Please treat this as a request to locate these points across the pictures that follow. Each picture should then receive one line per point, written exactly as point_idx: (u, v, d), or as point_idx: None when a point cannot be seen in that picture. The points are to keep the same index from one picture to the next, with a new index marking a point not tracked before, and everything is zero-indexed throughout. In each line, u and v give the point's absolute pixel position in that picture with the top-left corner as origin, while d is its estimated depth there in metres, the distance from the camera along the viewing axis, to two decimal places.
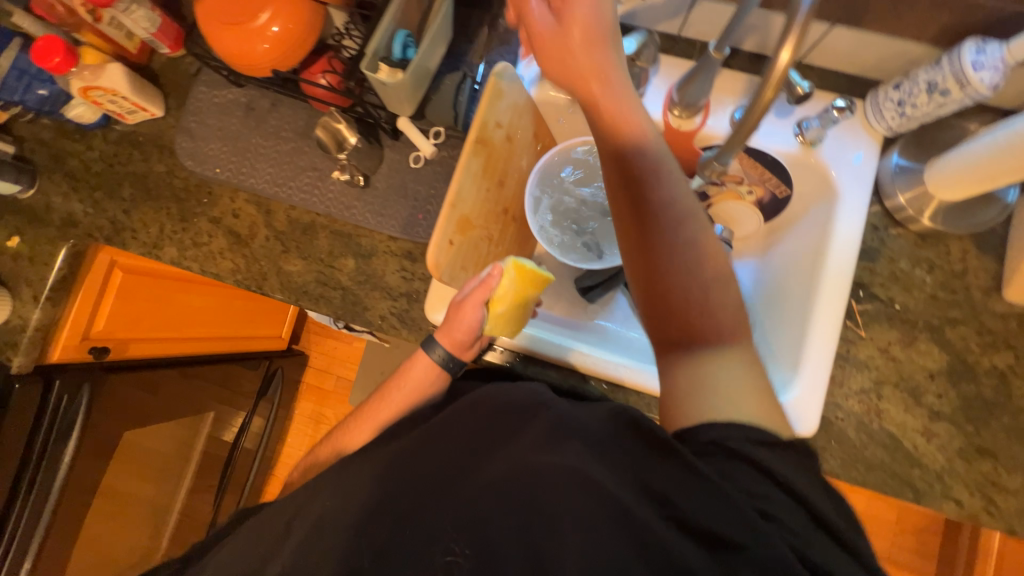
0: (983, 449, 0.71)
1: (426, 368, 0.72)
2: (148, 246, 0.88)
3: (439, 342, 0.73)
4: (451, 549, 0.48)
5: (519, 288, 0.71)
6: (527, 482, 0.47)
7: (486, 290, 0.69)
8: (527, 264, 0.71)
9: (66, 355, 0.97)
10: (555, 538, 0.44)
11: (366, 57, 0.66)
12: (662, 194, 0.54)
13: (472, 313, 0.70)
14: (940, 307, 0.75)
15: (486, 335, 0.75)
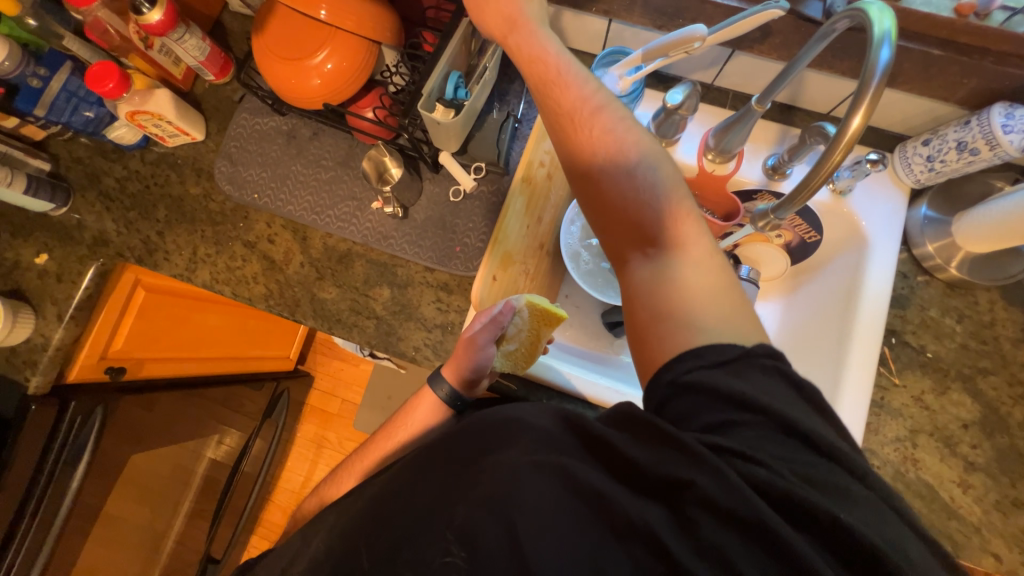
0: (1020, 502, 0.71)
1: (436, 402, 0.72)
2: (181, 268, 0.88)
3: (445, 377, 0.72)
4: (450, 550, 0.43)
5: (530, 327, 0.72)
6: (508, 490, 0.42)
7: (496, 328, 0.69)
8: (540, 302, 0.71)
9: (83, 375, 0.95)
10: (540, 541, 0.41)
11: (424, 97, 0.68)
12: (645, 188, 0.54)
13: (480, 351, 0.69)
14: (971, 357, 0.77)
15: (493, 371, 0.75)
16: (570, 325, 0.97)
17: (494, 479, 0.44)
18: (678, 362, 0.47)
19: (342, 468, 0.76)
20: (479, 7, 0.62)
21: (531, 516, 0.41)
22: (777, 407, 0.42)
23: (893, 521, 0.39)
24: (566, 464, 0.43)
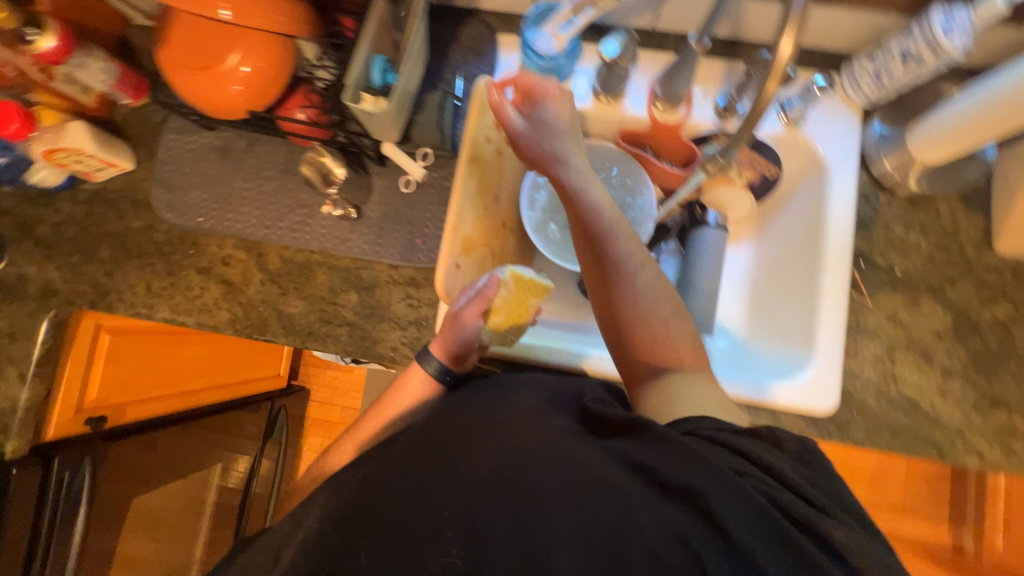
0: (997, 400, 0.74)
1: (420, 381, 0.71)
2: (138, 305, 0.84)
3: (433, 354, 0.71)
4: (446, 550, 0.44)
5: (516, 297, 0.71)
6: (526, 469, 0.46)
7: (482, 301, 0.68)
8: (524, 273, 0.71)
9: (64, 431, 0.92)
10: (549, 520, 0.43)
11: (348, 87, 0.64)
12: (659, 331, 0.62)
13: (467, 326, 0.67)
14: (938, 267, 0.77)
15: (483, 343, 0.73)
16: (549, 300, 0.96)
17: (489, 456, 0.48)
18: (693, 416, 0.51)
19: (320, 454, 0.75)
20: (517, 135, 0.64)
21: (524, 494, 0.44)
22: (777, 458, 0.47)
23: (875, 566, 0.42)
24: (554, 440, 0.49)
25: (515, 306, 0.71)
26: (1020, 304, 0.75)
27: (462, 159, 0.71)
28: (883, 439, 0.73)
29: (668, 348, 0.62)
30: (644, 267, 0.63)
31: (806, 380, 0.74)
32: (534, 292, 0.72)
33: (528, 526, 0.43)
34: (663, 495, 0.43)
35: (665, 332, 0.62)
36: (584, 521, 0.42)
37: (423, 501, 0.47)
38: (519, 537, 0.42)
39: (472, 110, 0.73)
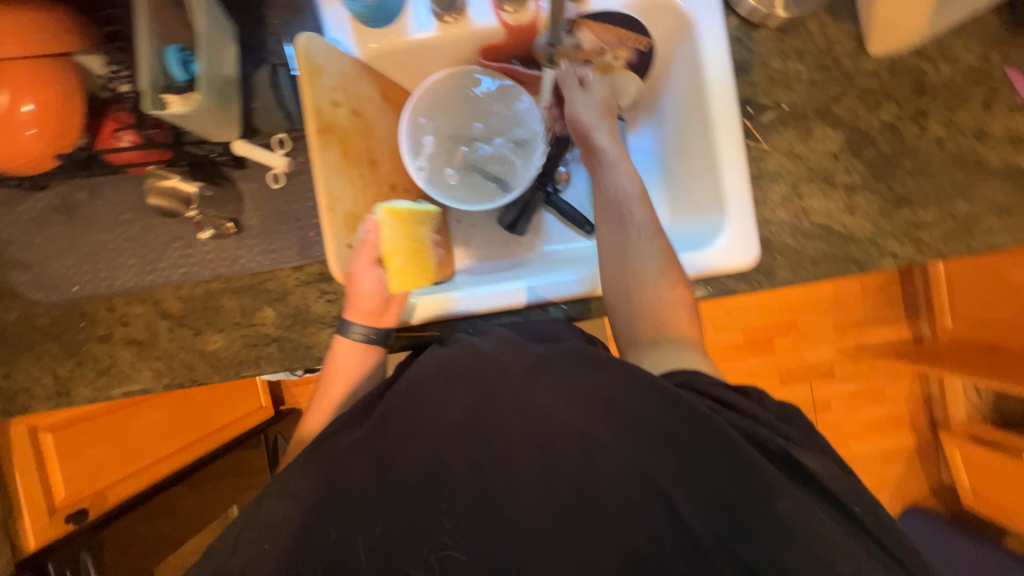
0: (899, 199, 0.77)
1: (350, 353, 0.71)
2: (53, 396, 0.78)
3: (353, 321, 0.71)
4: (441, 545, 0.51)
5: (403, 234, 0.68)
6: (499, 437, 0.53)
7: (368, 249, 0.67)
8: (399, 207, 0.68)
9: (46, 536, 0.92)
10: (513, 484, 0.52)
11: (142, 92, 0.56)
12: (656, 296, 0.67)
13: (364, 276, 0.68)
14: (822, 89, 0.77)
15: (396, 295, 0.71)
16: (472, 247, 0.99)
17: (453, 414, 0.55)
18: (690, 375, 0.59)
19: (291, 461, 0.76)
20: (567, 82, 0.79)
21: (485, 451, 0.53)
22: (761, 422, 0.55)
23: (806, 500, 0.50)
24: (516, 392, 0.54)
25: (405, 243, 0.69)
26: (901, 100, 0.77)
27: (310, 133, 0.63)
28: (808, 271, 0.77)
29: (664, 319, 0.67)
30: (654, 239, 0.70)
31: (723, 243, 0.75)
32: (419, 222, 0.72)
33: (495, 490, 0.52)
34: (619, 444, 0.51)
35: (663, 298, 0.67)
36: (547, 480, 0.51)
37: (389, 482, 0.53)
38: (486, 496, 0.52)
39: (301, 75, 0.63)
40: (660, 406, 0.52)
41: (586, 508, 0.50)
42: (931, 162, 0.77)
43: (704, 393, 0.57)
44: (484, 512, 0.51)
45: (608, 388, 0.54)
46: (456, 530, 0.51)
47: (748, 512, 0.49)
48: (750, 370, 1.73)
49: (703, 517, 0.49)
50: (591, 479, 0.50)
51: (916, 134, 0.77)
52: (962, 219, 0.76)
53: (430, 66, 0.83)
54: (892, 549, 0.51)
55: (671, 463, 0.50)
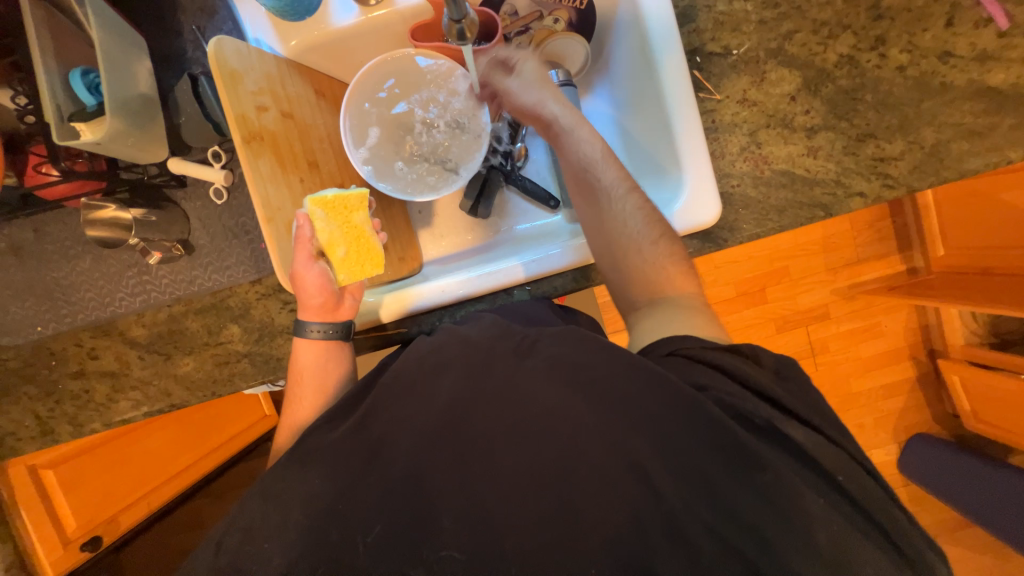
0: (863, 135, 0.73)
1: (312, 350, 0.68)
2: (39, 436, 0.79)
3: (310, 320, 0.69)
4: (442, 544, 0.50)
5: (338, 222, 0.67)
6: (480, 437, 0.52)
7: (304, 244, 0.64)
8: (326, 195, 0.65)
9: (63, 567, 0.97)
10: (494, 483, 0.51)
11: (51, 124, 0.54)
12: (649, 253, 0.66)
13: (307, 272, 0.65)
14: (773, 28, 0.73)
15: (348, 287, 0.70)
16: (440, 237, 0.96)
17: (441, 403, 0.55)
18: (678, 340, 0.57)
19: None
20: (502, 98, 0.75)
21: (461, 451, 0.52)
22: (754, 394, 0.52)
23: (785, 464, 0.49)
24: (503, 380, 0.54)
25: (342, 231, 0.67)
26: (858, 30, 0.72)
27: (238, 143, 0.60)
28: (773, 222, 0.74)
29: (655, 275, 0.65)
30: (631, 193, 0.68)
31: (680, 206, 0.72)
32: (354, 207, 0.69)
33: (471, 486, 0.51)
34: (600, 423, 0.50)
35: (655, 254, 0.66)
36: (530, 470, 0.51)
37: (374, 479, 0.53)
38: (469, 491, 0.51)
39: (217, 81, 0.60)
40: (642, 380, 0.51)
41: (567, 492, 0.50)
42: (894, 92, 0.73)
43: (698, 360, 0.55)
44: (473, 506, 0.51)
45: (594, 368, 0.53)
46: (453, 529, 0.50)
47: (734, 483, 0.48)
48: (745, 322, 1.72)
49: (690, 490, 0.48)
50: (568, 466, 0.50)
51: (876, 64, 0.73)
52: (930, 148, 0.73)
53: (363, 54, 0.80)
54: (872, 496, 0.50)
55: (651, 436, 0.49)
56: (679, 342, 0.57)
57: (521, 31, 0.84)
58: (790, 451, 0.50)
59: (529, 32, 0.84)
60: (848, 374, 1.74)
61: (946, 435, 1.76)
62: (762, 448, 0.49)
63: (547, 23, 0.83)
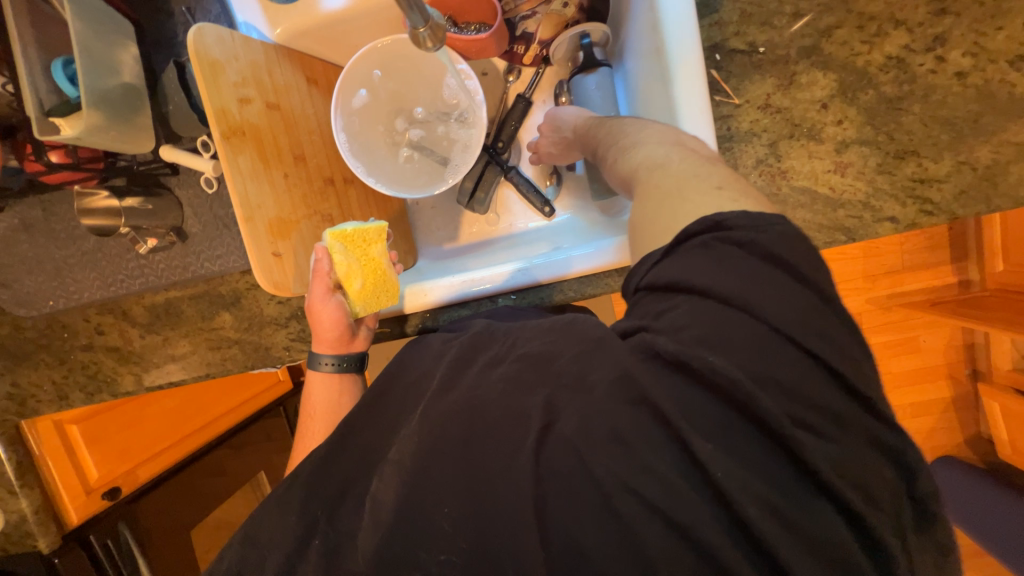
0: (903, 152, 0.64)
1: (325, 384, 0.69)
2: (56, 400, 0.85)
3: (323, 352, 0.70)
4: (439, 548, 0.42)
5: (356, 255, 0.68)
6: (445, 453, 0.44)
7: (323, 277, 0.67)
8: (346, 228, 0.67)
9: (86, 512, 1.04)
10: (464, 507, 0.42)
11: (30, 117, 0.54)
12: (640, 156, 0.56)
13: (325, 305, 0.68)
14: (809, 22, 0.64)
15: (362, 317, 0.72)
16: (436, 230, 0.94)
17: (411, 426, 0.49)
18: (641, 267, 0.47)
19: None
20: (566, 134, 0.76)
21: (430, 472, 0.44)
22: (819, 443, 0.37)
23: None
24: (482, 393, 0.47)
25: (360, 263, 0.68)
26: (914, 26, 0.62)
27: (216, 138, 0.59)
28: None
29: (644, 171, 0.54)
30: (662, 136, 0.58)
31: None
32: (373, 239, 0.69)
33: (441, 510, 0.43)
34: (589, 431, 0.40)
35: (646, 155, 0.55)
36: (520, 475, 0.41)
37: (348, 503, 0.49)
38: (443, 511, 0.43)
39: (195, 72, 0.57)
40: (614, 366, 0.42)
41: (576, 510, 0.39)
42: (948, 102, 0.63)
43: (657, 287, 0.44)
44: (460, 511, 0.42)
45: (565, 365, 0.45)
46: (449, 534, 0.42)
47: (792, 515, 0.37)
48: None
49: (740, 522, 0.36)
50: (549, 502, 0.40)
51: (929, 69, 0.63)
52: (984, 171, 0.63)
53: (360, 39, 0.76)
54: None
55: (660, 438, 0.39)
56: (639, 271, 0.48)
57: (526, 15, 0.76)
58: None
59: (535, 16, 0.77)
60: None
61: (979, 463, 1.62)
62: None
63: (555, 8, 0.75)
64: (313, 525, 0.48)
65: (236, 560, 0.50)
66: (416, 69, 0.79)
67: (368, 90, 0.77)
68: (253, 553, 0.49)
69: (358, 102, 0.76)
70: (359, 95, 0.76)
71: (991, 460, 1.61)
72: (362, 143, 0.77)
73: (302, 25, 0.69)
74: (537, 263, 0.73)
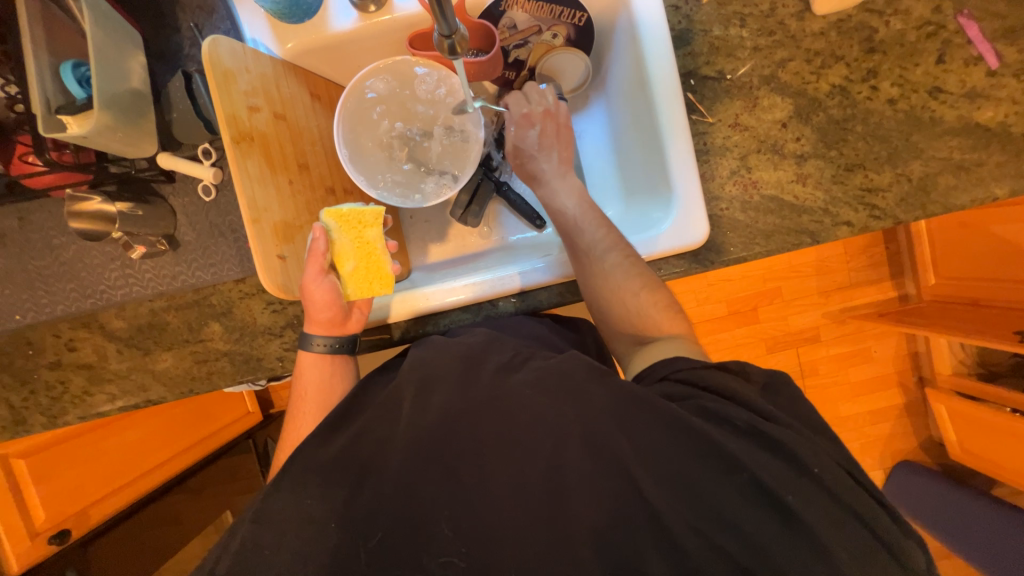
0: (851, 165, 0.74)
1: (317, 366, 0.68)
2: (11, 426, 0.78)
3: (315, 335, 0.68)
4: (442, 550, 0.47)
5: (350, 236, 0.69)
6: (473, 460, 0.49)
7: (318, 257, 0.65)
8: (343, 208, 0.68)
9: (28, 558, 0.92)
10: (486, 512, 0.47)
11: (36, 114, 0.58)
12: (624, 299, 0.68)
13: (317, 286, 0.66)
14: (767, 56, 0.74)
15: (357, 302, 0.70)
16: (430, 243, 0.96)
17: (433, 419, 0.51)
18: (671, 360, 0.59)
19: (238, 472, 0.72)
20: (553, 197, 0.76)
21: (454, 473, 0.49)
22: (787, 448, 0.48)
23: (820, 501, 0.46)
24: (499, 392, 0.52)
25: (353, 245, 0.69)
26: (851, 61, 0.73)
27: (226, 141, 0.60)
28: (761, 246, 0.75)
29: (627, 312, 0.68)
30: (609, 253, 0.69)
31: (669, 225, 0.72)
32: (368, 222, 0.70)
33: (475, 504, 0.48)
34: (607, 434, 0.48)
35: (626, 302, 0.67)
36: (539, 474, 0.48)
37: (363, 492, 0.50)
38: (466, 507, 0.48)
39: (207, 79, 0.59)
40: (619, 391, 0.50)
41: (576, 476, 0.47)
42: (884, 123, 0.73)
43: (686, 379, 0.55)
44: (490, 512, 0.47)
45: (581, 383, 0.52)
46: (451, 537, 0.47)
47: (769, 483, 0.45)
48: (735, 341, 1.64)
49: (731, 499, 0.45)
50: (570, 492, 0.47)
51: (867, 96, 0.73)
52: (918, 182, 0.73)
53: (362, 60, 0.80)
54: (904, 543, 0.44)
55: (669, 443, 0.47)
56: (670, 364, 0.58)
57: (519, 44, 0.84)
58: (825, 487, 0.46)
59: (527, 44, 0.85)
60: (835, 398, 1.68)
61: (934, 466, 1.71)
62: (784, 476, 0.46)
63: (545, 38, 0.83)
64: (332, 513, 0.50)
65: (248, 539, 0.50)
66: (431, 87, 0.80)
67: (371, 104, 0.79)
68: (263, 534, 0.50)
69: (359, 115, 0.79)
70: (371, 94, 0.78)
71: (944, 462, 1.71)
72: (364, 155, 0.80)
73: (309, 43, 0.73)
74: (521, 270, 0.76)
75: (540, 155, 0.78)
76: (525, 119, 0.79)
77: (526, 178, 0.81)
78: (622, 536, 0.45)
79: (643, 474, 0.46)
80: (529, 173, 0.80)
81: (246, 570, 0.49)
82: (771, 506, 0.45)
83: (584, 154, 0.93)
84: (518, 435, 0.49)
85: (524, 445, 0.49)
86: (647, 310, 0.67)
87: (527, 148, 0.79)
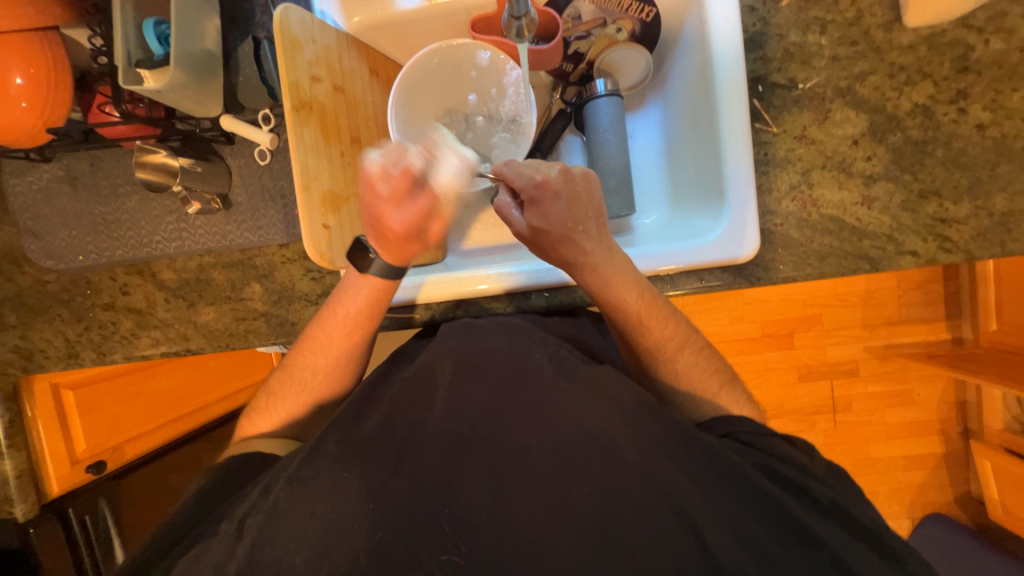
0: (925, 192, 0.69)
1: (345, 331, 0.68)
2: (65, 357, 0.83)
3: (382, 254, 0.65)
4: (444, 546, 0.49)
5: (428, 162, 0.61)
6: (517, 463, 0.51)
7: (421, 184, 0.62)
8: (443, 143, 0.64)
9: (66, 484, 0.97)
10: (514, 513, 0.50)
11: (119, 66, 0.62)
12: (668, 368, 0.66)
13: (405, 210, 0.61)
14: (846, 67, 0.70)
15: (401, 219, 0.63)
16: (469, 228, 0.95)
17: (471, 411, 0.55)
18: (729, 428, 0.58)
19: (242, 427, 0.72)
20: (602, 287, 0.65)
21: (484, 463, 0.52)
22: (816, 492, 0.51)
23: (843, 543, 0.48)
24: (532, 394, 0.55)
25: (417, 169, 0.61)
26: (939, 79, 0.68)
27: (287, 109, 0.61)
28: (813, 267, 0.71)
29: (674, 377, 0.66)
30: (681, 353, 0.67)
31: (718, 235, 0.69)
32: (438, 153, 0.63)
33: (503, 498, 0.50)
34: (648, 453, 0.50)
35: (675, 372, 0.66)
36: (565, 480, 0.50)
37: (396, 473, 0.52)
38: (490, 501, 0.50)
39: (277, 48, 0.61)
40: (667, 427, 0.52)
41: (598, 479, 0.50)
42: (968, 150, 0.68)
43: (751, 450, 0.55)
44: (514, 503, 0.50)
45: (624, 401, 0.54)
46: (455, 533, 0.49)
47: (795, 516, 0.48)
48: (766, 365, 1.57)
49: (754, 527, 0.48)
50: (603, 504, 0.49)
51: (952, 118, 0.68)
52: (1000, 217, 0.67)
53: (423, 39, 0.80)
54: None
55: (699, 474, 0.50)
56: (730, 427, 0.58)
57: (581, 35, 0.82)
58: (844, 527, 0.49)
59: (589, 37, 0.82)
60: (867, 439, 1.59)
61: (970, 525, 1.59)
62: (806, 511, 0.50)
63: (609, 31, 0.81)
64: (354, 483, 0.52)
65: (283, 498, 0.52)
66: (489, 71, 0.80)
67: (425, 82, 0.79)
68: (299, 495, 0.52)
69: (414, 95, 0.79)
70: (429, 71, 0.78)
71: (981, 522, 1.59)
72: (414, 133, 0.80)
73: (372, 18, 0.73)
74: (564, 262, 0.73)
75: (576, 232, 0.63)
76: (544, 190, 0.61)
77: (557, 261, 0.66)
78: (640, 542, 0.47)
79: (676, 494, 0.48)
80: (564, 258, 0.65)
81: (269, 523, 0.50)
82: (791, 543, 0.47)
83: (635, 154, 0.90)
84: (555, 438, 0.52)
85: (559, 451, 0.51)
86: (680, 368, 0.66)
87: (559, 229, 0.62)
